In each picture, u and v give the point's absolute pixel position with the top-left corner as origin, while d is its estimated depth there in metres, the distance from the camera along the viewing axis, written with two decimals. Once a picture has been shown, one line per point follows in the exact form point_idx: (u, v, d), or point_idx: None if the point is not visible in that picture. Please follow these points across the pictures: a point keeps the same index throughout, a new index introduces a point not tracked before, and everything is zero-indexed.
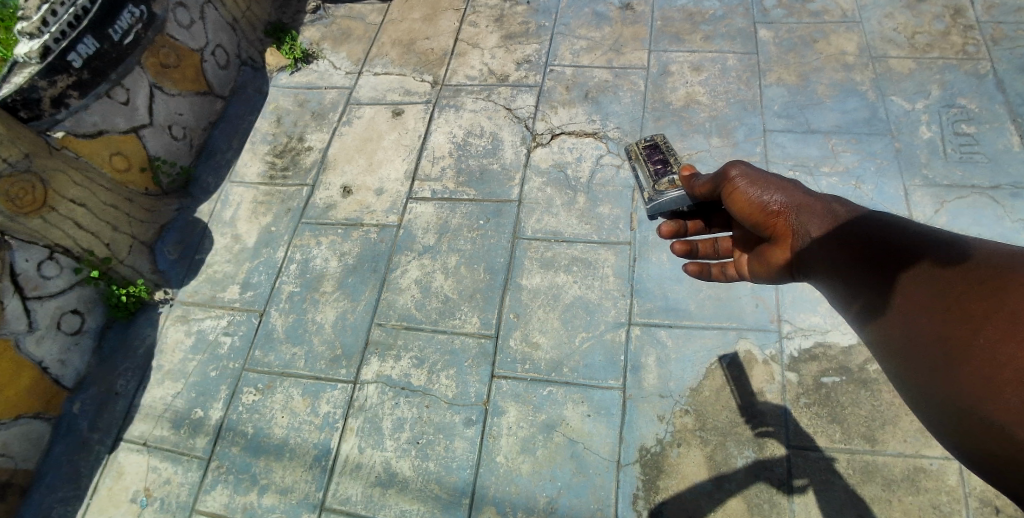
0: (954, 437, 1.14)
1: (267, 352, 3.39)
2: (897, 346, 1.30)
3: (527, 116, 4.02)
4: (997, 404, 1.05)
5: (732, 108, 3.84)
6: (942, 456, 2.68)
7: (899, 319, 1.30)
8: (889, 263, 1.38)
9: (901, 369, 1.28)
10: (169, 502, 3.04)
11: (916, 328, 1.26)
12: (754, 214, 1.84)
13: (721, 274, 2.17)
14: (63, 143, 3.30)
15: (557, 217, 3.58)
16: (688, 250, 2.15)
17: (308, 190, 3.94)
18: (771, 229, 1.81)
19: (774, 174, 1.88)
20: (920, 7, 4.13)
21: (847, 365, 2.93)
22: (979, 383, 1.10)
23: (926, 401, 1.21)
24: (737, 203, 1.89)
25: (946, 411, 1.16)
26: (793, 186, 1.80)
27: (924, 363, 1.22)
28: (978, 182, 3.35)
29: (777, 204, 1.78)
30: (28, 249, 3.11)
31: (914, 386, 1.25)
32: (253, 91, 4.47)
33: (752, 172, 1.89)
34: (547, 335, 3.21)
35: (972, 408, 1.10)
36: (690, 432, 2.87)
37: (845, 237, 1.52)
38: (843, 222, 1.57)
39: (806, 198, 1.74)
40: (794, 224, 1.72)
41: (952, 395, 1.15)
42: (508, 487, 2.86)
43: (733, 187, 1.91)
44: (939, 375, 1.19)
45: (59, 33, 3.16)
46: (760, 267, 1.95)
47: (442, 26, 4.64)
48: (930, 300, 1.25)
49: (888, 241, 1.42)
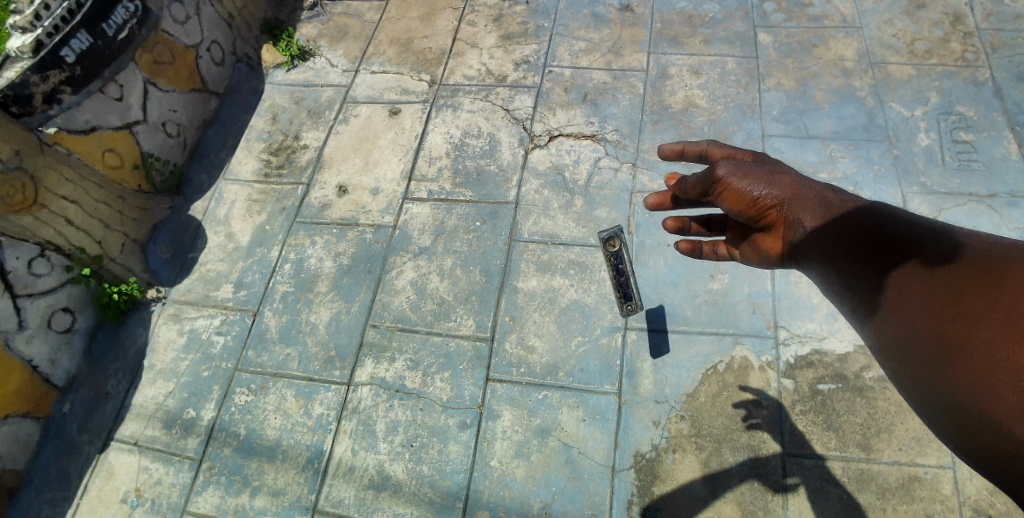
0: (953, 434, 1.11)
1: (260, 352, 3.36)
2: (893, 343, 1.25)
3: (524, 118, 4.00)
4: (993, 402, 1.01)
5: (729, 113, 3.83)
6: (936, 465, 2.68)
7: (896, 316, 1.25)
8: (886, 258, 1.33)
9: (897, 366, 1.24)
10: (160, 503, 3.01)
11: (911, 324, 1.21)
12: (746, 209, 1.73)
13: (712, 252, 1.98)
14: (55, 139, 3.24)
15: (554, 220, 3.56)
16: (680, 227, 2.02)
17: (303, 189, 3.91)
18: (761, 217, 1.72)
19: (761, 164, 1.75)
20: (918, 13, 4.13)
21: (842, 373, 2.93)
22: (976, 379, 1.05)
23: (923, 398, 1.17)
24: (727, 200, 1.76)
25: (943, 407, 1.12)
26: (783, 176, 1.71)
27: (919, 361, 1.18)
28: (975, 190, 3.35)
29: (767, 193, 1.69)
30: (18, 247, 3.05)
31: (910, 383, 1.20)
32: (249, 88, 4.43)
33: (739, 166, 1.75)
34: (542, 340, 3.19)
35: (970, 406, 1.06)
36: (685, 439, 2.86)
37: (839, 229, 1.48)
38: (837, 216, 1.52)
39: (798, 187, 1.67)
40: (787, 216, 1.65)
41: (948, 391, 1.10)
42: (502, 491, 2.84)
43: (721, 184, 1.76)
44: (934, 372, 1.14)
45: (52, 28, 3.11)
46: (751, 248, 1.83)
47: (439, 26, 4.61)
48: (925, 296, 1.20)
49: (885, 234, 1.37)
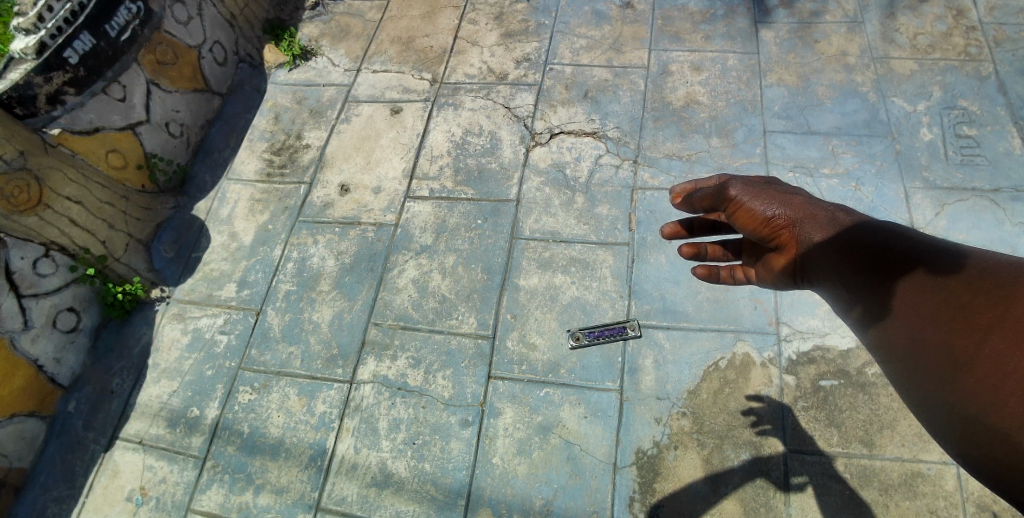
0: (959, 445, 1.12)
1: (263, 351, 3.37)
2: (900, 353, 1.26)
3: (526, 115, 4.00)
4: (1002, 412, 1.03)
5: (731, 109, 3.82)
6: (940, 461, 2.67)
7: (901, 325, 1.27)
8: (889, 269, 1.35)
9: (904, 376, 1.25)
10: (164, 501, 3.03)
11: (918, 336, 1.22)
12: (758, 228, 1.76)
13: (729, 277, 2.01)
14: (58, 140, 3.26)
15: (555, 217, 3.57)
16: (695, 252, 2.07)
17: (305, 188, 3.92)
18: (772, 238, 1.75)
19: (773, 186, 1.80)
20: (922, 7, 4.11)
21: (844, 369, 2.92)
22: (986, 393, 1.07)
23: (929, 408, 1.19)
24: (741, 220, 1.79)
25: (950, 418, 1.13)
26: (794, 195, 1.74)
27: (925, 372, 1.19)
28: (979, 185, 3.33)
29: (778, 212, 1.72)
30: (23, 247, 3.06)
31: (918, 394, 1.21)
32: (251, 88, 4.45)
33: (752, 186, 1.80)
34: (544, 337, 3.19)
35: (980, 418, 1.07)
36: (686, 435, 2.86)
37: (847, 242, 1.49)
38: (847, 230, 1.53)
39: (809, 205, 1.69)
40: (797, 234, 1.67)
41: (955, 401, 1.12)
42: (503, 488, 2.85)
43: (736, 204, 1.80)
44: (942, 382, 1.16)
45: (55, 30, 3.14)
46: (766, 268, 1.84)
47: (441, 24, 4.62)
48: (932, 309, 1.22)
49: (889, 248, 1.39)
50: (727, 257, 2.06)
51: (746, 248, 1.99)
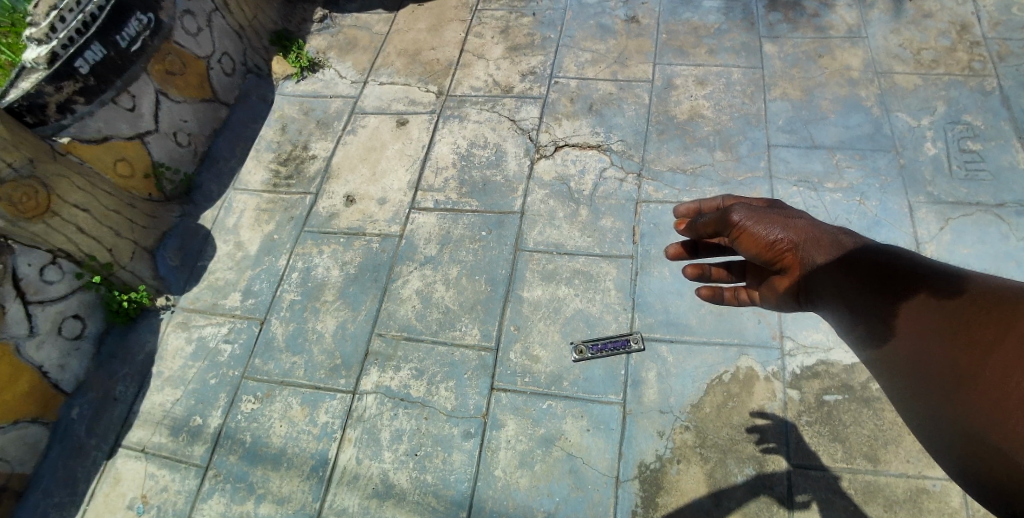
0: (960, 462, 1.12)
1: (266, 360, 3.38)
2: (904, 370, 1.26)
3: (530, 128, 4.02)
4: (1004, 430, 1.03)
5: (735, 122, 3.84)
6: (945, 477, 2.65)
7: (905, 342, 1.26)
8: (892, 288, 1.36)
9: (908, 393, 1.25)
10: (165, 510, 3.02)
11: (920, 350, 1.22)
12: (761, 251, 1.76)
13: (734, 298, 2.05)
14: (68, 148, 3.31)
15: (559, 229, 3.58)
16: (700, 273, 2.08)
17: (310, 199, 3.95)
18: (776, 260, 1.74)
19: (776, 208, 1.81)
20: (925, 22, 4.13)
21: (848, 383, 2.91)
22: (989, 410, 1.07)
23: (934, 424, 1.18)
24: (744, 244, 1.79)
25: (951, 433, 1.14)
26: (796, 218, 1.74)
27: (927, 386, 1.20)
28: (983, 200, 3.33)
29: (782, 235, 1.71)
30: (30, 253, 3.11)
31: (921, 407, 1.21)
32: (258, 97, 4.48)
33: (754, 210, 1.80)
34: (547, 349, 3.19)
35: (982, 432, 1.07)
36: (689, 449, 2.85)
37: (850, 264, 1.49)
38: (851, 252, 1.53)
39: (812, 229, 1.68)
40: (799, 256, 1.67)
41: (958, 417, 1.12)
42: (505, 501, 2.83)
43: (739, 228, 1.79)
44: (945, 398, 1.15)
45: (67, 40, 3.21)
46: (768, 289, 1.87)
47: (446, 37, 4.67)
48: (936, 326, 1.21)
49: (892, 269, 1.40)
50: (730, 278, 2.08)
51: (750, 270, 1.98)
